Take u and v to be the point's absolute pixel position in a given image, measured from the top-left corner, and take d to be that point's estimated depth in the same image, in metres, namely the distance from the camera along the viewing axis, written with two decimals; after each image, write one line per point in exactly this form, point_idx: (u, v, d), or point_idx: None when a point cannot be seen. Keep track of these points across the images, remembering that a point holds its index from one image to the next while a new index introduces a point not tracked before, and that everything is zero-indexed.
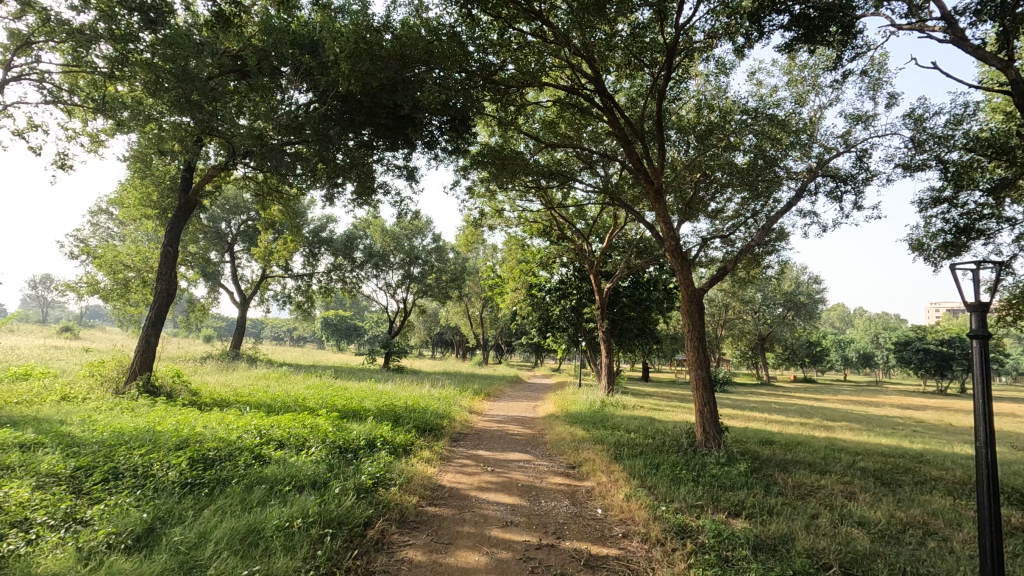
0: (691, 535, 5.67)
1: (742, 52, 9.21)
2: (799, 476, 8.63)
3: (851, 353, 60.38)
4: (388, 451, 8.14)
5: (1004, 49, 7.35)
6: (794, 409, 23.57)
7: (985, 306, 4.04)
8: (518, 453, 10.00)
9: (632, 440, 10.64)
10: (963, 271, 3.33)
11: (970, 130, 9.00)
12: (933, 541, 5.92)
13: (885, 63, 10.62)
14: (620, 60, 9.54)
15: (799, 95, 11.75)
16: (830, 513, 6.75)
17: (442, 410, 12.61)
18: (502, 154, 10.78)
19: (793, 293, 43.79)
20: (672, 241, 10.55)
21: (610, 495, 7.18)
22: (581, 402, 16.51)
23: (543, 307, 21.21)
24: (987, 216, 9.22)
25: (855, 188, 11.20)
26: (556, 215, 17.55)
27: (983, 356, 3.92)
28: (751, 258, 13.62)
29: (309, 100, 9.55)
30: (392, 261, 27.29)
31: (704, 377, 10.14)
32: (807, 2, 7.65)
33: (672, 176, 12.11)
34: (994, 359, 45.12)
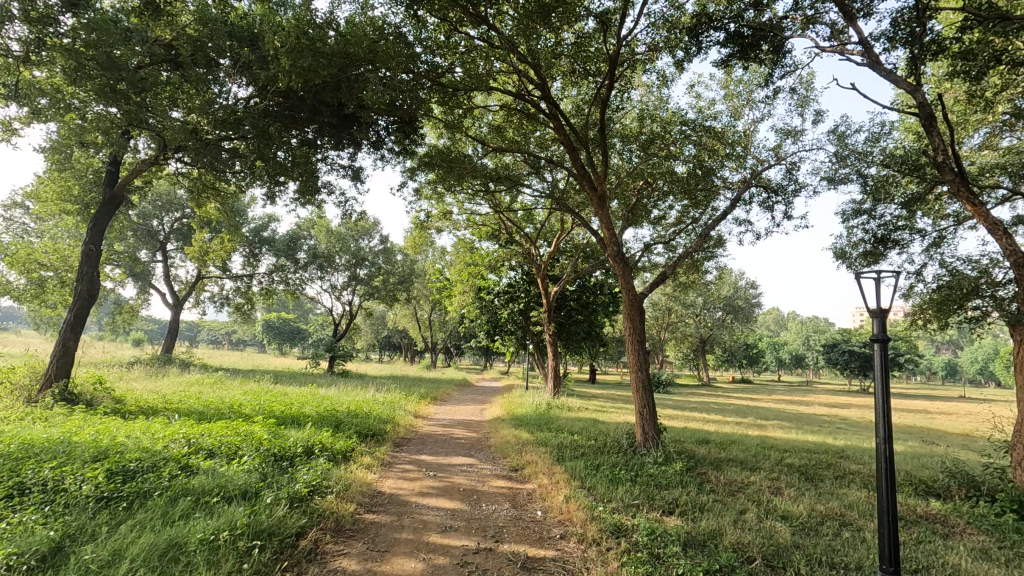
0: (626, 534, 5.81)
1: (681, 65, 9.57)
2: (731, 473, 9.01)
3: (785, 354, 63.41)
4: (327, 459, 7.92)
5: (912, 75, 7.99)
6: (731, 409, 24.54)
7: (885, 311, 4.38)
8: (462, 457, 9.93)
9: (575, 442, 10.82)
10: (873, 279, 3.59)
11: (886, 147, 9.72)
12: (847, 531, 6.32)
13: (812, 81, 11.30)
14: (566, 68, 9.69)
15: (735, 108, 12.32)
16: (756, 508, 7.09)
17: (386, 415, 12.36)
18: (450, 157, 10.72)
19: (732, 297, 45.76)
20: (615, 247, 10.78)
21: (550, 497, 7.27)
22: (527, 405, 16.60)
23: (492, 310, 21.20)
24: (901, 227, 9.91)
25: (786, 199, 11.85)
26: (504, 219, 17.59)
27: (883, 357, 4.28)
28: (690, 263, 14.11)
29: (249, 95, 9.24)
30: (337, 262, 26.59)
31: (644, 379, 10.41)
32: (740, 20, 8.06)
33: (616, 183, 12.39)
34: (910, 360, 48.56)
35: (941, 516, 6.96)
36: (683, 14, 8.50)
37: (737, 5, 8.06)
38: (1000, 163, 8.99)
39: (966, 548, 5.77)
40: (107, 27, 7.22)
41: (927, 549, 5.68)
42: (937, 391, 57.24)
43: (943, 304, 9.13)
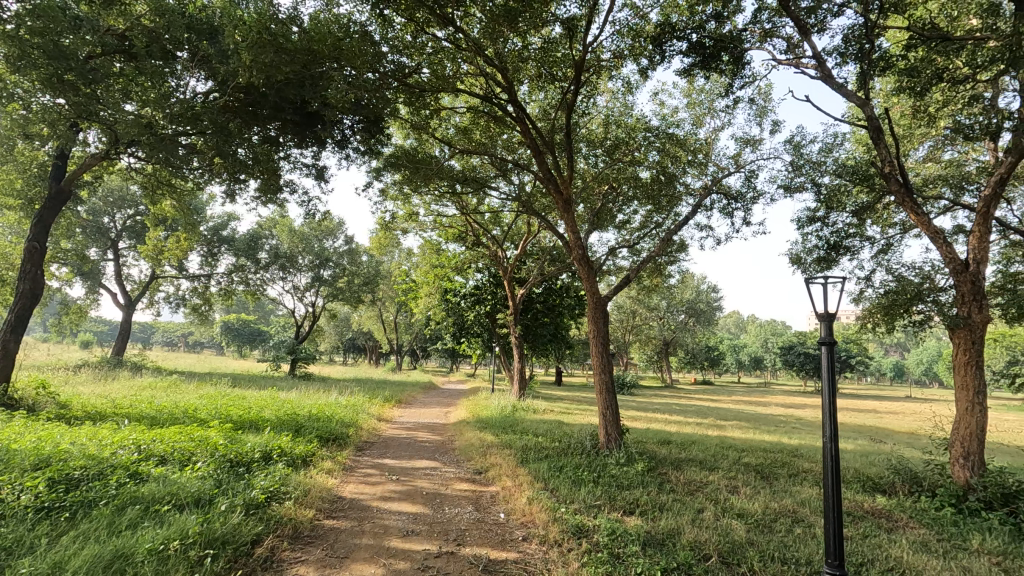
0: (587, 534, 5.87)
1: (645, 73, 9.76)
2: (690, 473, 9.21)
3: (744, 356, 65.19)
4: (285, 464, 7.73)
5: (861, 90, 8.37)
6: (692, 410, 25.08)
7: (833, 316, 4.55)
8: (426, 460, 9.85)
9: (540, 444, 10.86)
10: (821, 284, 3.73)
11: (838, 158, 10.12)
12: (799, 528, 6.55)
13: (770, 92, 11.68)
14: (533, 72, 9.75)
15: (696, 116, 12.63)
16: (714, 506, 7.27)
17: (348, 418, 12.16)
18: (416, 158, 10.63)
19: (693, 301, 46.88)
20: (580, 250, 10.88)
21: (513, 499, 7.29)
22: (492, 407, 16.60)
23: (458, 312, 21.13)
24: (852, 234, 10.33)
25: (745, 205, 12.21)
26: (471, 220, 17.55)
27: (831, 359, 4.45)
28: (654, 267, 14.38)
29: (207, 89, 8.96)
30: (300, 263, 26.01)
31: (607, 381, 10.54)
32: (702, 31, 8.29)
33: (582, 187, 12.52)
34: (861, 362, 50.66)
35: (885, 511, 7.29)
36: (647, 23, 8.68)
37: (699, 16, 8.28)
38: (942, 175, 9.49)
39: (907, 541, 6.06)
40: (55, 14, 6.89)
41: (872, 543, 5.93)
42: (886, 390, 61.98)
43: (890, 308, 9.57)
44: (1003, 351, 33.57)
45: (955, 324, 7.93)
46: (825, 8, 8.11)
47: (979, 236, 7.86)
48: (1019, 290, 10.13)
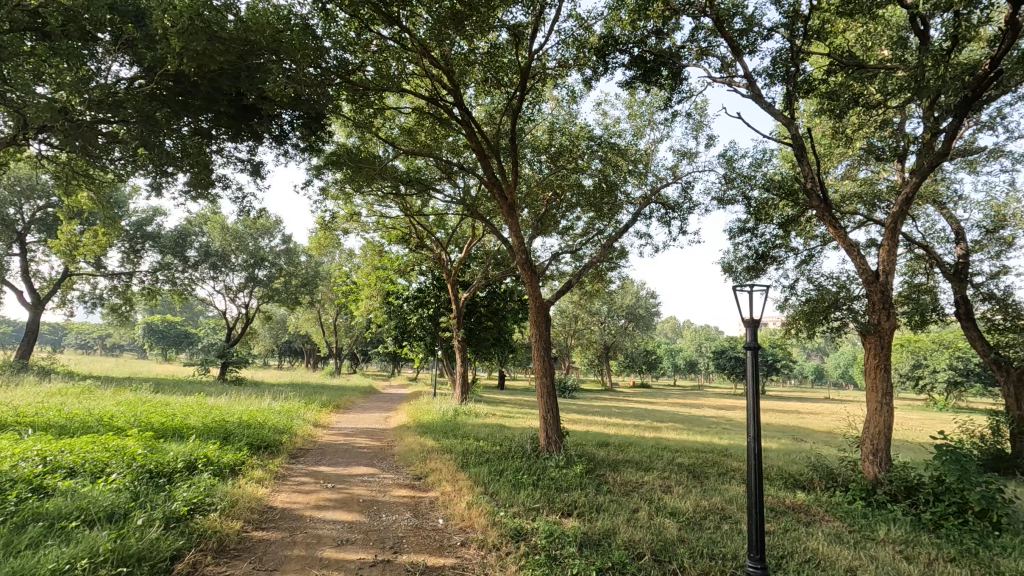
0: (526, 537, 5.90)
1: (589, 83, 9.99)
2: (627, 474, 9.46)
3: (680, 360, 67.69)
4: (211, 474, 7.32)
5: (787, 109, 8.92)
6: (631, 413, 25.77)
7: (759, 322, 4.81)
8: (364, 467, 9.61)
9: (480, 448, 10.84)
10: (749, 291, 3.92)
11: (766, 173, 10.72)
12: (726, 524, 6.86)
13: (706, 107, 12.24)
14: (480, 76, 9.76)
15: (637, 128, 13.05)
16: (648, 506, 7.49)
17: (282, 424, 11.69)
18: (359, 157, 10.37)
19: (633, 306, 48.29)
20: (523, 254, 10.95)
21: (453, 505, 7.22)
22: (434, 411, 16.42)
23: (401, 315, 20.79)
24: (778, 245, 10.95)
25: (681, 215, 12.71)
26: (415, 222, 17.33)
27: (756, 362, 4.68)
28: (596, 273, 14.69)
29: (132, 75, 8.40)
30: (233, 262, 24.86)
31: (548, 384, 10.64)
32: (643, 46, 8.58)
33: (526, 193, 12.63)
34: (785, 365, 53.75)
35: (804, 506, 7.75)
36: (590, 35, 8.90)
37: (640, 31, 8.59)
38: (857, 192, 10.25)
39: (823, 534, 6.47)
40: None
41: (792, 536, 6.30)
42: (797, 390, 70.67)
43: (811, 316, 10.20)
44: (909, 355, 36.54)
45: (866, 330, 8.57)
46: (756, 31, 8.61)
47: (887, 249, 8.53)
48: (922, 300, 11.08)
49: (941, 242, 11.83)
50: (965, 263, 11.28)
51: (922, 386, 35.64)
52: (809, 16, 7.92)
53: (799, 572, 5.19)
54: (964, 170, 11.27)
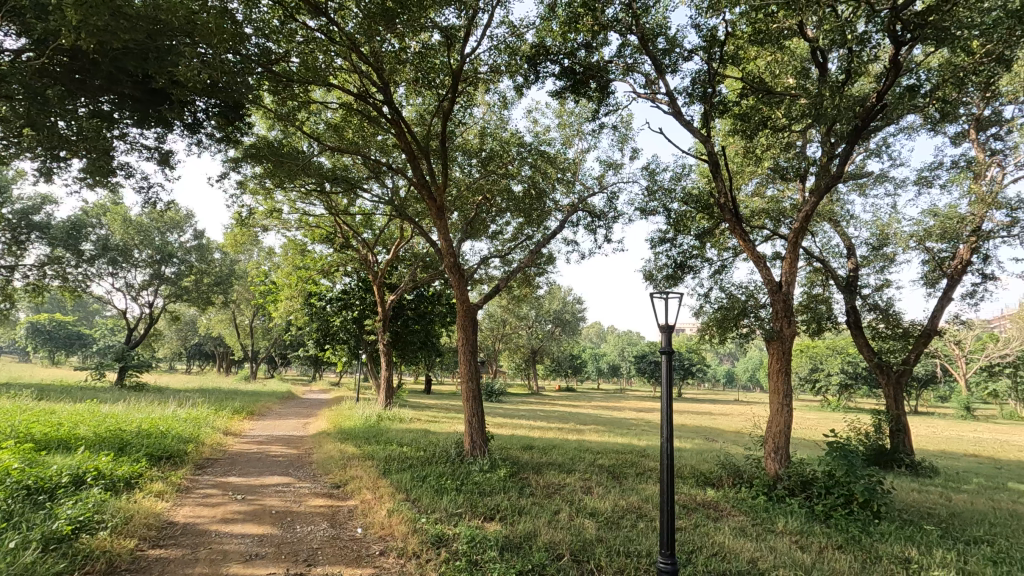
0: (447, 543, 5.82)
1: (520, 90, 10.09)
2: (549, 477, 9.59)
3: (603, 364, 69.82)
4: (102, 489, 6.66)
5: (705, 128, 9.45)
6: (556, 416, 26.25)
7: (674, 328, 5.02)
8: (277, 476, 9.12)
9: (403, 454, 10.62)
10: (664, 299, 4.08)
11: (685, 187, 11.30)
12: (641, 522, 7.12)
13: (631, 121, 12.73)
14: (410, 76, 9.61)
15: (566, 137, 13.35)
16: (569, 507, 7.63)
17: (188, 433, 10.87)
18: (281, 151, 9.87)
19: (560, 311, 49.27)
20: (451, 257, 10.87)
21: (372, 513, 7.00)
22: (356, 417, 15.90)
23: (323, 317, 20.01)
24: (695, 256, 11.54)
25: (606, 224, 13.12)
26: (341, 222, 16.76)
27: (670, 367, 4.87)
28: (524, 278, 14.82)
29: (18, 46, 7.56)
30: (135, 258, 22.92)
31: (474, 388, 10.58)
32: (572, 58, 8.80)
33: (456, 196, 12.55)
34: (700, 369, 56.83)
35: (713, 502, 8.20)
36: (522, 43, 9.00)
37: (571, 43, 8.79)
38: (765, 208, 11.03)
39: (729, 528, 6.86)
40: None
41: (702, 531, 6.63)
42: (710, 393, 75.00)
43: (722, 323, 10.84)
44: (807, 360, 39.76)
45: (770, 336, 9.21)
46: (678, 52, 9.06)
47: (789, 261, 9.23)
48: (818, 309, 12.08)
49: (835, 256, 12.98)
50: (855, 276, 12.42)
51: (818, 388, 38.86)
52: (725, 41, 8.44)
53: (706, 564, 5.47)
54: (856, 192, 12.44)
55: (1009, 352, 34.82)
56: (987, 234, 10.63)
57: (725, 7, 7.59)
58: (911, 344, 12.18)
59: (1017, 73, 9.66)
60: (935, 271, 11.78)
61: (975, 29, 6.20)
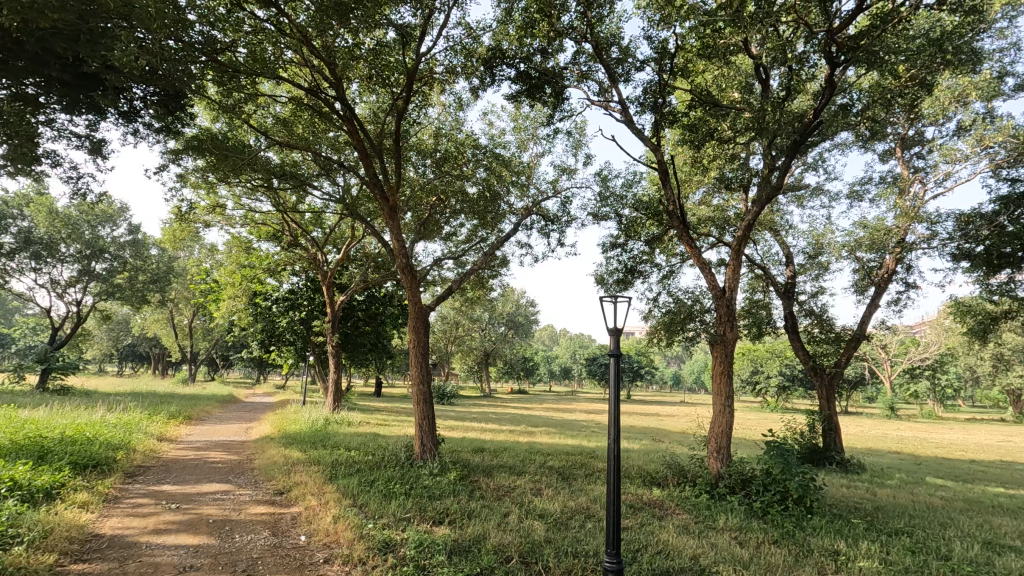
0: (394, 549, 5.71)
1: (476, 92, 10.07)
2: (500, 479, 9.60)
3: (555, 367, 70.62)
4: (18, 501, 6.17)
5: (655, 137, 9.71)
6: (508, 418, 26.31)
7: (622, 332, 5.12)
8: (216, 483, 8.71)
9: (351, 458, 10.38)
10: (614, 303, 4.17)
11: (636, 194, 11.58)
12: (589, 522, 7.24)
13: (585, 127, 12.94)
14: (364, 73, 9.42)
15: (521, 141, 13.44)
16: (518, 509, 7.65)
17: (118, 439, 10.23)
18: (225, 144, 9.46)
19: (513, 313, 49.50)
20: (404, 258, 10.72)
21: (317, 520, 6.80)
22: (302, 421, 15.42)
23: (269, 317, 19.32)
24: (644, 261, 11.83)
25: (560, 228, 13.27)
26: (289, 220, 16.23)
27: (617, 369, 4.96)
28: (477, 280, 14.79)
29: None
30: (62, 252, 21.43)
31: (425, 391, 10.46)
32: (528, 63, 8.86)
33: (409, 196, 12.40)
34: (648, 372, 58.31)
35: (658, 501, 8.42)
36: (478, 45, 8.99)
37: (527, 48, 8.84)
38: (710, 216, 11.44)
39: (673, 526, 7.06)
40: None
41: (648, 530, 6.79)
42: (657, 395, 77.08)
43: (669, 326, 11.15)
44: (749, 363, 41.49)
45: (713, 340, 9.55)
46: (631, 61, 9.27)
47: (733, 268, 9.60)
48: (759, 314, 12.64)
49: (775, 264, 13.60)
50: (793, 282, 13.06)
51: (758, 390, 40.62)
52: (675, 54, 8.71)
53: (651, 562, 5.61)
54: (794, 203, 13.09)
55: (928, 356, 37.50)
56: (910, 245, 11.41)
57: (676, 20, 7.83)
58: (842, 348, 12.91)
59: (937, 97, 10.42)
60: (864, 280, 12.54)
61: (901, 54, 6.66)
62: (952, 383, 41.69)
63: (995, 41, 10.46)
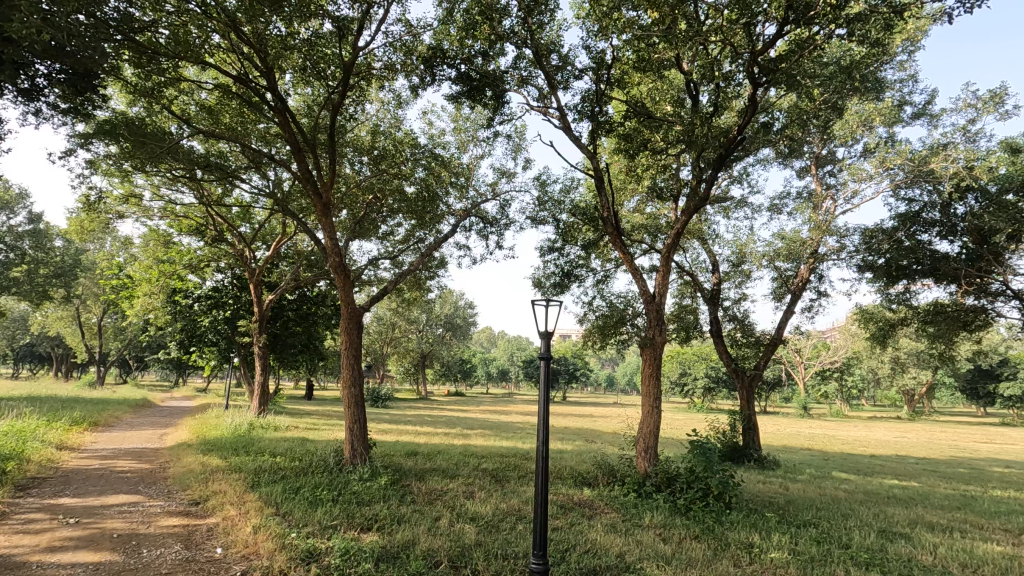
0: (318, 558, 5.50)
1: (415, 90, 9.93)
2: (432, 483, 9.48)
3: (493, 369, 70.87)
4: None
5: (592, 145, 9.92)
6: (444, 421, 26.04)
7: (553, 335, 5.16)
8: (123, 495, 8.06)
9: (276, 464, 9.93)
10: (547, 307, 4.20)
11: (574, 199, 11.79)
12: (521, 524, 7.27)
13: (524, 131, 13.04)
14: (297, 63, 9.03)
15: (461, 142, 13.37)
16: (450, 513, 7.58)
17: (8, 448, 9.27)
18: (143, 130, 8.77)
19: (451, 315, 49.18)
20: (337, 257, 10.35)
21: (235, 531, 6.43)
22: (223, 426, 14.59)
23: (190, 316, 18.18)
24: (581, 266, 12.03)
25: (498, 231, 13.30)
26: (214, 214, 15.33)
27: (548, 372, 5.03)
28: (414, 281, 14.53)
29: None
30: None
31: (356, 394, 10.14)
32: (469, 64, 8.84)
33: (344, 193, 12.01)
34: (583, 373, 59.57)
35: (588, 501, 8.60)
36: (418, 43, 8.88)
37: (468, 49, 8.80)
38: (644, 224, 11.86)
39: (602, 525, 7.22)
40: None
41: (577, 530, 6.89)
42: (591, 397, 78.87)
43: (603, 329, 11.41)
44: (678, 365, 43.23)
45: (644, 344, 9.86)
46: (570, 70, 9.44)
47: (662, 274, 9.96)
48: (686, 319, 13.20)
49: (702, 271, 14.25)
50: (718, 289, 13.72)
51: (686, 391, 42.44)
52: (612, 65, 8.95)
53: (579, 561, 5.70)
54: (721, 214, 13.76)
55: (837, 358, 40.47)
56: (822, 256, 12.30)
57: (612, 32, 8.02)
58: (761, 351, 13.69)
59: (847, 120, 11.28)
60: (781, 287, 13.36)
61: (816, 77, 7.14)
62: (857, 384, 45.18)
63: (897, 72, 11.48)
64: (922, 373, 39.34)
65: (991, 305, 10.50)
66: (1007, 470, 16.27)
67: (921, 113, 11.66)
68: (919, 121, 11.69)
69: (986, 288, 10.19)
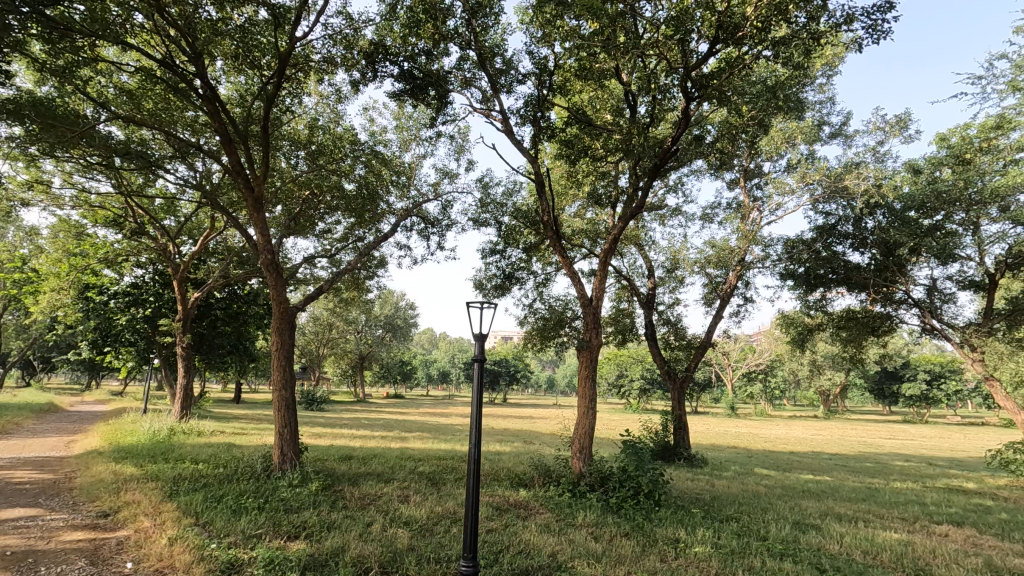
0: (239, 569, 5.25)
1: (356, 86, 9.70)
2: (365, 488, 9.25)
3: (433, 371, 70.14)
4: None
5: (534, 149, 10.04)
6: (381, 424, 25.47)
7: (487, 336, 5.17)
8: (19, 509, 7.37)
9: (196, 472, 9.37)
10: (483, 308, 4.17)
11: (516, 202, 11.87)
12: (454, 527, 7.22)
13: (467, 133, 13.01)
14: (229, 50, 8.60)
15: (403, 140, 13.17)
16: (382, 518, 7.42)
17: None
18: (53, 112, 8.04)
19: (391, 316, 48.27)
20: (268, 254, 9.89)
21: (148, 544, 6.02)
22: (140, 432, 13.64)
23: (104, 314, 16.89)
24: (522, 268, 12.12)
25: (440, 231, 13.19)
26: (133, 205, 14.33)
27: (482, 374, 5.01)
28: (352, 280, 14.14)
29: None
30: None
31: (287, 398, 9.72)
32: (413, 62, 8.71)
33: (279, 189, 11.52)
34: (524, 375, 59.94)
35: (524, 502, 8.66)
36: (360, 37, 8.68)
37: (411, 48, 8.69)
38: (583, 229, 12.13)
39: (536, 525, 7.29)
40: None
41: (512, 531, 6.91)
42: (532, 398, 79.48)
43: (543, 331, 11.55)
44: (615, 367, 44.44)
45: (581, 346, 10.05)
46: (513, 74, 9.51)
47: (600, 278, 10.20)
48: (622, 322, 13.59)
49: (639, 276, 14.69)
50: (653, 293, 14.19)
51: (623, 392, 43.70)
52: (554, 72, 9.12)
53: (513, 562, 5.73)
54: (656, 221, 14.25)
55: (762, 361, 42.86)
56: (748, 263, 12.97)
57: (556, 39, 8.15)
58: (692, 353, 14.29)
59: (773, 137, 11.97)
60: (712, 293, 13.99)
61: (744, 94, 7.54)
62: (780, 384, 47.93)
63: (817, 94, 12.32)
64: (837, 375, 42.29)
65: (895, 312, 11.43)
66: (908, 464, 17.73)
67: (837, 134, 12.57)
68: (835, 141, 12.59)
69: (891, 295, 11.08)
